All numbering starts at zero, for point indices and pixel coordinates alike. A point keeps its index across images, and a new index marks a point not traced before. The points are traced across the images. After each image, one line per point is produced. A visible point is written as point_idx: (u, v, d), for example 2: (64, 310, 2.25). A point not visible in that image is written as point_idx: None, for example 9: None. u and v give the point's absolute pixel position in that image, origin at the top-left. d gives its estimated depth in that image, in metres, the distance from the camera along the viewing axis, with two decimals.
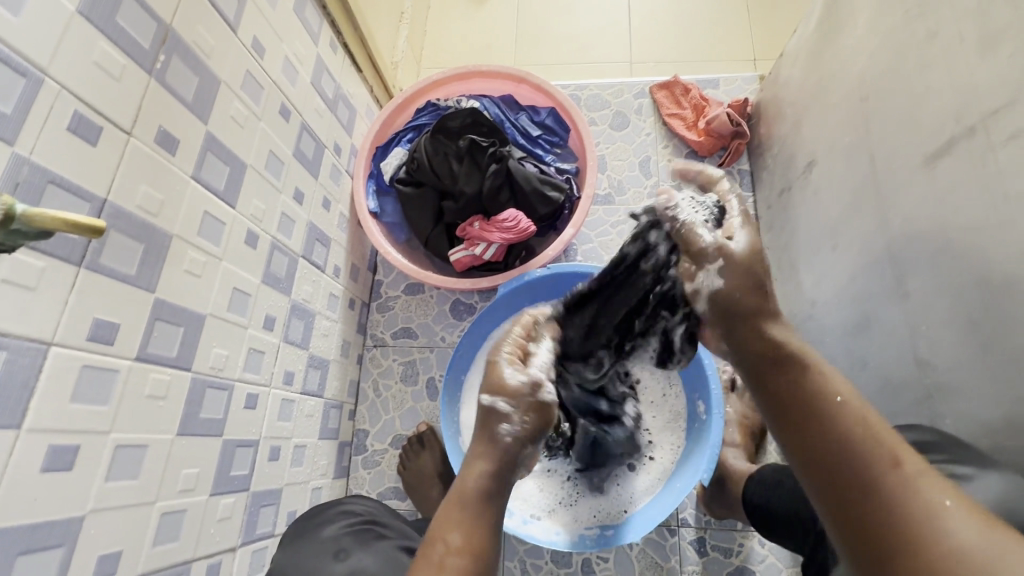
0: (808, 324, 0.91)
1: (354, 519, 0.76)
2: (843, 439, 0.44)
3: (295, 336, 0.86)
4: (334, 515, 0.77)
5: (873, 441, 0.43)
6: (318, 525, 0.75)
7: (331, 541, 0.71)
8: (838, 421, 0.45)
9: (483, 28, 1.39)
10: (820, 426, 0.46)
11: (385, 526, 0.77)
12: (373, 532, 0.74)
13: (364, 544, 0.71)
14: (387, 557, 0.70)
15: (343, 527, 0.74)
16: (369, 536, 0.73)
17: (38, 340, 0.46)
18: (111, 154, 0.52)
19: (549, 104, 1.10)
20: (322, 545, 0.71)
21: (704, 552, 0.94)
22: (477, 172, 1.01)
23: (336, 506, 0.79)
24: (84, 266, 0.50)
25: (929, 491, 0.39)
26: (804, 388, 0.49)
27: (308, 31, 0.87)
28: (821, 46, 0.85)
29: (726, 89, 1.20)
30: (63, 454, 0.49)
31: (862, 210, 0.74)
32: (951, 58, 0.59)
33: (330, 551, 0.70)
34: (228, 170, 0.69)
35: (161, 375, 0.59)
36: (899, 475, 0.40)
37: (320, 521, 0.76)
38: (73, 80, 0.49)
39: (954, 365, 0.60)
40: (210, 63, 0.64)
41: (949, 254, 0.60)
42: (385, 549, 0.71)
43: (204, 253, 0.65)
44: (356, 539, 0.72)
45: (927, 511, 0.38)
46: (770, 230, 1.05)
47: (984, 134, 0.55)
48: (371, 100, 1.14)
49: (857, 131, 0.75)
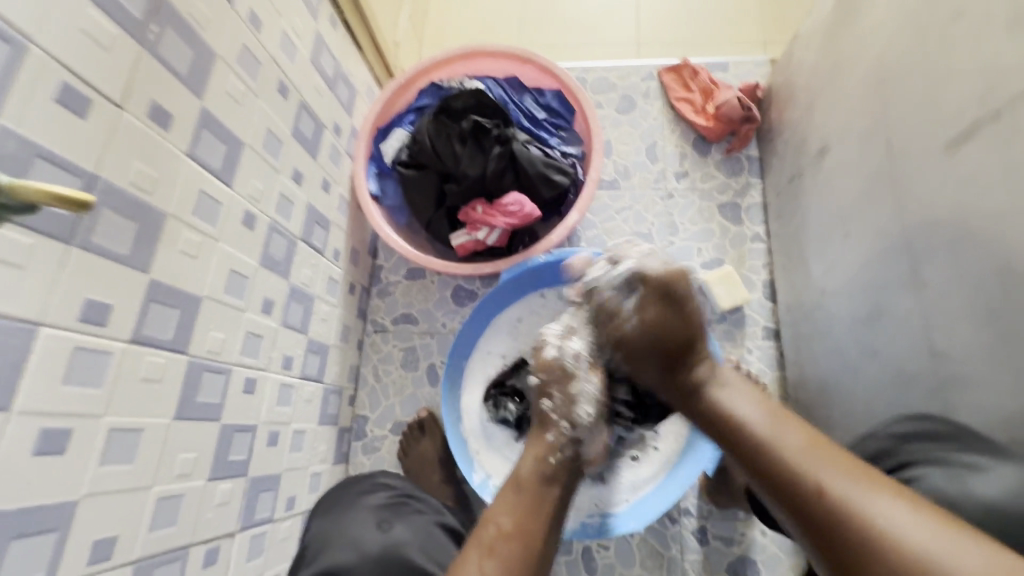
0: (815, 314, 0.90)
1: (391, 493, 0.76)
2: (797, 466, 0.48)
3: (294, 320, 0.85)
4: (369, 487, 0.76)
5: (816, 456, 0.48)
6: (355, 495, 0.75)
7: (374, 512, 0.72)
8: (786, 445, 0.50)
9: (486, 7, 1.36)
10: (777, 454, 0.50)
11: (422, 501, 0.76)
12: (409, 506, 0.74)
13: (401, 518, 0.72)
14: (424, 534, 0.71)
15: (384, 500, 0.74)
16: (406, 509, 0.73)
17: (28, 320, 0.45)
18: (102, 128, 0.50)
19: (555, 85, 1.07)
20: (362, 516, 0.71)
21: (705, 541, 0.94)
22: (481, 155, 0.99)
23: (373, 477, 0.79)
24: (75, 244, 0.48)
25: (870, 495, 0.42)
26: (751, 428, 0.54)
27: (307, 5, 0.84)
28: (837, 26, 0.82)
29: (736, 73, 1.17)
30: (56, 437, 0.48)
31: (876, 197, 0.72)
32: (979, 37, 0.57)
33: (371, 522, 0.71)
34: (224, 148, 0.67)
35: (156, 357, 0.58)
36: (854, 491, 0.43)
37: (356, 491, 0.76)
38: (61, 48, 0.46)
39: (970, 355, 0.59)
40: (205, 35, 0.62)
41: (969, 242, 0.58)
42: (422, 524, 0.72)
43: (199, 234, 0.63)
44: (394, 512, 0.72)
45: (885, 523, 0.40)
46: (778, 218, 1.03)
47: (1010, 117, 0.54)
48: (371, 80, 1.11)
49: (874, 114, 0.72)
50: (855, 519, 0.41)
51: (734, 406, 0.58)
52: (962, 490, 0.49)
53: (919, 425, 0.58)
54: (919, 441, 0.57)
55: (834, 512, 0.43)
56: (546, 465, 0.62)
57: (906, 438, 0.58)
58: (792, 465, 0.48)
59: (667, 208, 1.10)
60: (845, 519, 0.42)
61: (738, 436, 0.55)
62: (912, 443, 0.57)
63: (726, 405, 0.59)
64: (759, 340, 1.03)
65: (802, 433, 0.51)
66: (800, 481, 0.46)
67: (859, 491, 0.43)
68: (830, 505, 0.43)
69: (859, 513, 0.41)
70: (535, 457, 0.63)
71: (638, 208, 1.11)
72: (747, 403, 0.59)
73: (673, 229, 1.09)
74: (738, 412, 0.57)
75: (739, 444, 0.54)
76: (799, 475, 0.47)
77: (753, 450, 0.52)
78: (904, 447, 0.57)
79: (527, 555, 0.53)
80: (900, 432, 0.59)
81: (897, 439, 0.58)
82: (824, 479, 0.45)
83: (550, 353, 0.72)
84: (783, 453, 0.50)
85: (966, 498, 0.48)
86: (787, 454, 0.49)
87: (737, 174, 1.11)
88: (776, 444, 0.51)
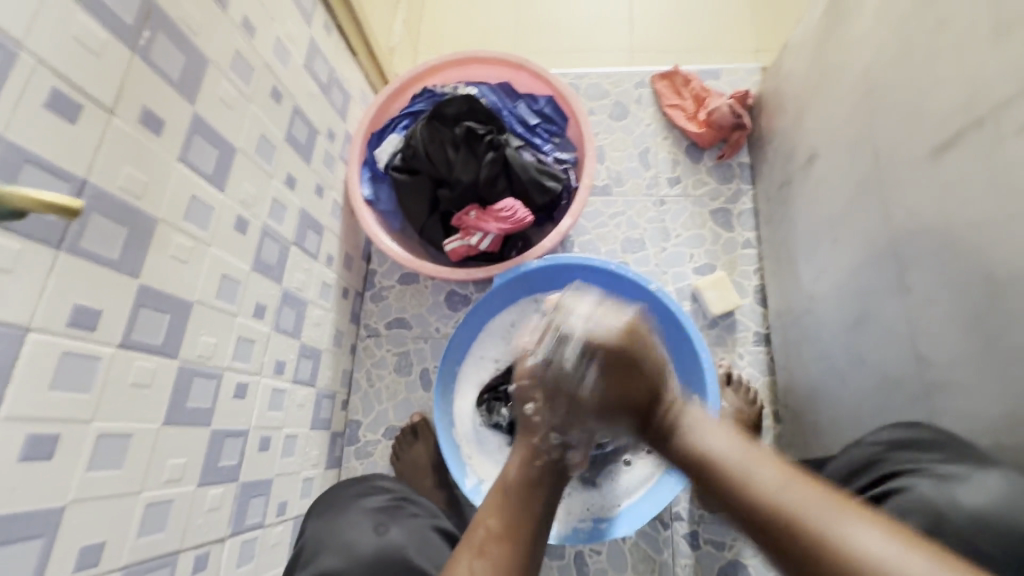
0: (805, 319, 0.90)
1: (388, 495, 0.76)
2: (767, 490, 0.43)
3: (286, 324, 0.85)
4: (366, 489, 0.76)
5: (792, 485, 0.42)
6: (350, 499, 0.75)
7: (370, 514, 0.72)
8: (757, 475, 0.45)
9: (481, 14, 1.37)
10: (741, 485, 0.45)
11: (418, 504, 0.76)
12: (404, 509, 0.74)
13: (399, 520, 0.72)
14: (420, 537, 0.70)
15: (380, 502, 0.74)
16: (403, 513, 0.73)
17: (16, 325, 0.45)
18: (92, 133, 0.50)
19: (548, 92, 1.08)
20: (357, 519, 0.71)
21: (697, 545, 0.94)
22: (474, 160, 0.99)
23: (369, 480, 0.79)
24: (64, 249, 0.48)
25: (849, 520, 0.38)
26: (714, 454, 0.50)
27: (301, 12, 0.84)
28: (825, 36, 0.83)
29: (727, 80, 1.18)
30: (43, 443, 0.48)
31: (863, 204, 0.73)
32: (962, 49, 0.58)
33: (368, 524, 0.70)
34: (216, 153, 0.67)
35: (145, 362, 0.58)
36: (817, 511, 0.39)
37: (352, 494, 0.76)
38: (51, 54, 0.46)
39: (955, 361, 0.60)
40: (197, 41, 0.62)
41: (954, 249, 0.59)
42: (419, 527, 0.72)
43: (190, 239, 0.63)
44: (390, 515, 0.72)
45: (853, 545, 0.36)
46: (769, 224, 1.04)
47: (992, 126, 0.54)
48: (366, 85, 1.12)
49: (861, 123, 0.73)
50: (836, 550, 0.37)
51: (694, 427, 0.54)
52: (951, 497, 0.49)
53: (912, 431, 0.58)
54: (905, 448, 0.57)
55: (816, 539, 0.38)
56: (534, 467, 0.57)
57: (899, 446, 0.58)
58: (764, 497, 0.43)
59: (659, 213, 1.11)
60: (824, 549, 0.37)
61: (710, 470, 0.49)
62: (908, 451, 0.57)
63: (687, 432, 0.54)
64: (751, 346, 1.04)
65: (762, 459, 0.47)
66: (770, 511, 0.41)
67: (831, 517, 0.39)
68: (809, 536, 0.38)
69: (840, 541, 0.37)
70: (521, 460, 0.57)
71: (631, 214, 1.12)
72: (709, 429, 0.54)
73: (666, 234, 1.10)
74: (703, 444, 0.52)
75: (703, 470, 0.50)
76: (773, 504, 0.42)
77: (713, 475, 0.48)
78: (894, 454, 0.57)
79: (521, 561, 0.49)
80: (895, 439, 0.59)
81: (884, 445, 0.59)
82: (802, 500, 0.41)
83: (534, 360, 0.64)
84: (753, 475, 0.45)
85: (953, 505, 0.48)
86: (758, 476, 0.45)
87: (729, 180, 1.12)
88: (740, 468, 0.46)
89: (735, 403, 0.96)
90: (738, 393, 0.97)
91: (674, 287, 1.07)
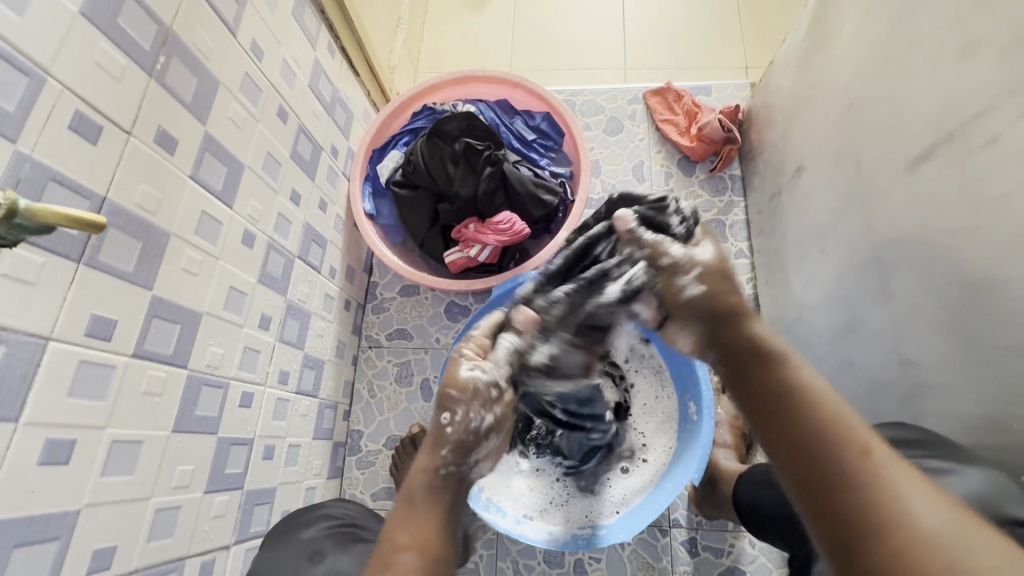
0: (796, 326, 0.93)
1: (331, 523, 0.76)
2: (816, 425, 0.43)
3: (290, 335, 0.87)
4: (311, 519, 0.76)
5: (842, 434, 0.42)
6: (298, 525, 0.75)
7: (307, 543, 0.71)
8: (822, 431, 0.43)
9: (479, 34, 1.41)
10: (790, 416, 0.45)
11: (364, 530, 0.77)
12: (351, 534, 0.74)
13: (343, 545, 0.71)
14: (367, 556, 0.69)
15: (322, 529, 0.74)
16: (348, 537, 0.73)
17: (37, 335, 0.47)
18: (112, 153, 0.53)
19: (544, 108, 1.11)
20: (299, 547, 0.71)
21: (695, 552, 0.95)
22: (473, 175, 1.02)
23: (317, 509, 0.79)
24: (83, 263, 0.51)
25: (902, 479, 0.38)
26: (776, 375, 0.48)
27: (306, 35, 0.88)
28: (809, 54, 0.87)
29: (718, 96, 1.22)
30: (61, 448, 0.50)
31: (849, 215, 0.76)
32: (933, 67, 0.61)
33: (305, 554, 0.70)
34: (226, 170, 0.70)
35: (157, 371, 0.60)
36: (881, 459, 0.40)
37: (300, 522, 0.76)
38: (74, 80, 0.49)
39: (938, 363, 0.62)
40: (209, 65, 0.66)
41: (932, 256, 0.61)
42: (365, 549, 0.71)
43: (201, 252, 0.66)
44: (335, 542, 0.72)
45: (903, 499, 0.37)
46: (760, 234, 1.07)
47: (962, 140, 0.57)
48: (368, 104, 1.15)
49: (844, 136, 0.76)
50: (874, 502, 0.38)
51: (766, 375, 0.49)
52: None
53: (902, 431, 0.61)
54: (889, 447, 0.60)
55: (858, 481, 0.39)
56: (437, 476, 0.55)
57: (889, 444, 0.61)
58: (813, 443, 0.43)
59: None
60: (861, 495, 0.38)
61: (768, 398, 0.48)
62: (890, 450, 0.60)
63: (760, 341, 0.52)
64: None
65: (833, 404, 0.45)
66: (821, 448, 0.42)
67: (890, 471, 0.39)
68: (851, 481, 0.39)
69: (878, 496, 0.38)
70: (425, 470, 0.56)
71: None
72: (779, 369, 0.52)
73: None
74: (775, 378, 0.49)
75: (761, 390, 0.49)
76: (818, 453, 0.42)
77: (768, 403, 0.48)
78: None
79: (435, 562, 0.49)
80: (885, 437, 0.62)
81: None
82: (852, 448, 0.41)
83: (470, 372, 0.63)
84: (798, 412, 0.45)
85: None
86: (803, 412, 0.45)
87: (720, 192, 1.15)
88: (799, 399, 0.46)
89: (730, 410, 0.98)
90: (733, 400, 0.99)
91: None
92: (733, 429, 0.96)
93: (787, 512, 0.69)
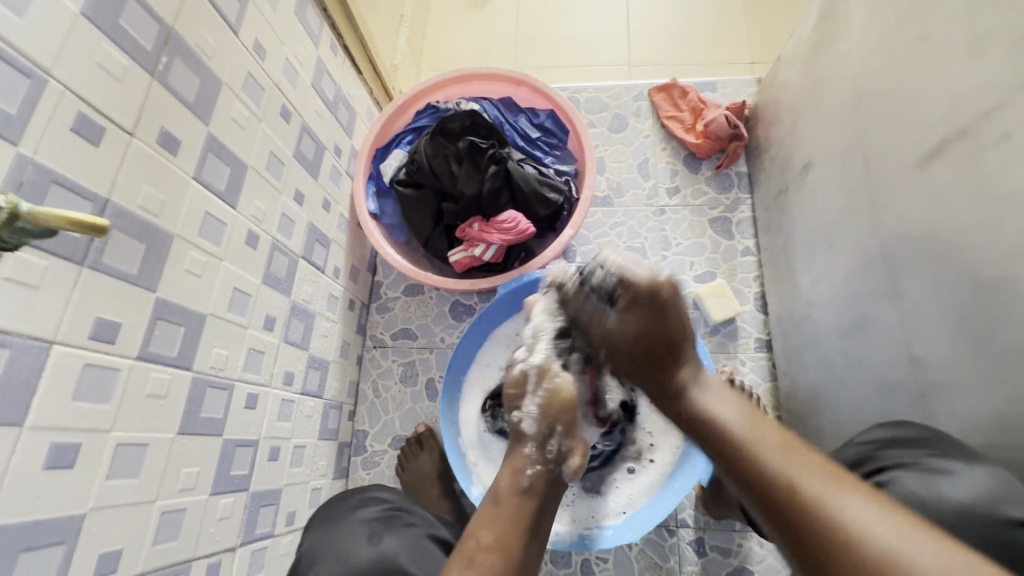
0: (804, 325, 0.92)
1: (384, 506, 0.75)
2: (772, 450, 0.49)
3: (295, 336, 0.87)
4: (362, 502, 0.76)
5: (792, 458, 0.47)
6: (346, 510, 0.74)
7: (363, 525, 0.70)
8: (758, 440, 0.51)
9: (482, 31, 1.40)
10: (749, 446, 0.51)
11: (412, 514, 0.75)
12: (401, 519, 0.73)
13: (393, 529, 0.71)
14: (415, 544, 0.69)
15: (376, 513, 0.73)
16: (399, 523, 0.72)
17: (41, 338, 0.47)
18: (114, 155, 0.53)
19: (548, 106, 1.11)
20: (353, 527, 0.70)
21: (703, 552, 0.94)
22: (477, 173, 1.02)
23: (365, 492, 0.79)
24: (87, 266, 0.51)
25: (844, 497, 0.42)
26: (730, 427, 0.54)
27: (309, 33, 0.87)
28: (817, 48, 0.86)
29: (724, 92, 1.20)
30: (66, 452, 0.49)
31: (857, 212, 0.75)
32: (944, 61, 0.59)
33: (363, 535, 0.69)
34: (229, 170, 0.69)
35: (161, 374, 0.60)
36: (818, 482, 0.44)
37: (349, 506, 0.75)
38: (77, 81, 0.49)
39: (948, 363, 0.61)
40: (211, 65, 0.65)
41: (943, 254, 0.60)
42: (414, 536, 0.71)
43: (205, 254, 0.65)
44: (386, 526, 0.71)
45: (843, 512, 0.41)
46: (767, 231, 1.06)
47: (975, 135, 0.56)
48: (371, 103, 1.15)
49: (853, 131, 0.75)
50: (823, 514, 0.42)
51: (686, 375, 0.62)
52: (937, 494, 0.52)
53: (899, 430, 0.60)
54: (895, 446, 0.59)
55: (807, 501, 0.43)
56: (523, 477, 0.61)
57: (885, 444, 0.60)
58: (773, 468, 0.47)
59: (660, 223, 1.13)
60: (810, 511, 0.43)
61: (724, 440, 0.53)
62: (895, 450, 0.58)
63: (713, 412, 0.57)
64: (753, 351, 1.05)
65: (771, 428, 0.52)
66: (769, 471, 0.47)
67: (828, 490, 0.43)
68: (799, 499, 0.44)
69: (822, 506, 0.42)
70: (510, 471, 0.62)
71: (631, 224, 1.14)
72: (725, 404, 0.57)
73: (666, 243, 1.12)
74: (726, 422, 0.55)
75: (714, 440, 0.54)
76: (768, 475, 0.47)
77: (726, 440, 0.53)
78: (881, 453, 0.59)
79: (514, 561, 0.52)
80: (881, 437, 0.61)
81: (875, 443, 0.61)
82: (803, 472, 0.46)
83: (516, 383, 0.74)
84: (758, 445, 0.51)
85: (939, 500, 0.51)
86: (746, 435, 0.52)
87: (727, 189, 1.14)
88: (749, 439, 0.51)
89: None
90: (740, 399, 0.98)
91: (676, 295, 1.09)
92: None
93: None
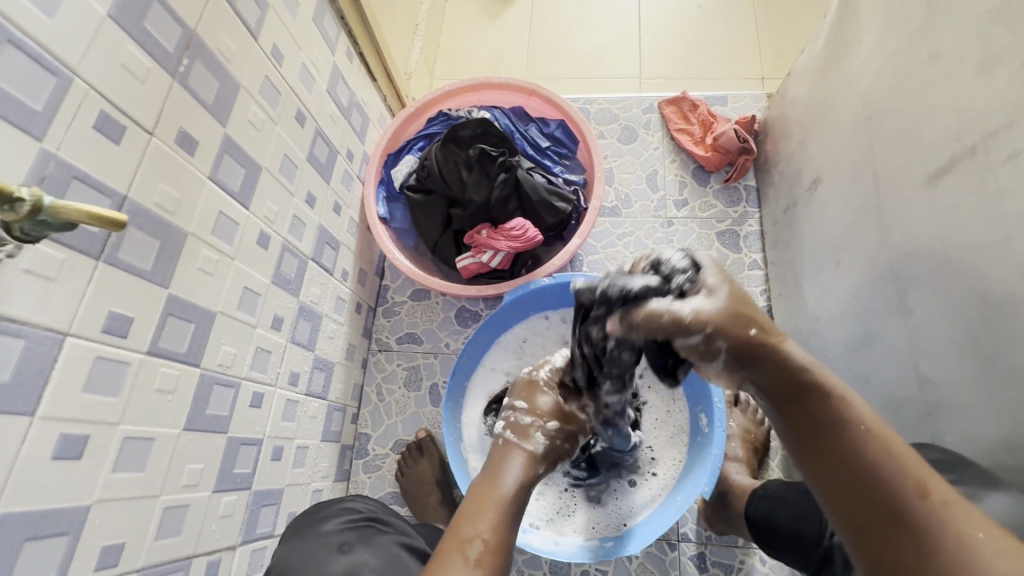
0: (810, 340, 0.91)
1: (357, 516, 0.74)
2: (868, 452, 0.44)
3: (301, 337, 0.87)
4: (334, 512, 0.75)
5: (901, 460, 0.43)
6: (316, 521, 0.73)
7: (335, 535, 0.70)
8: (862, 437, 0.45)
9: (495, 42, 1.42)
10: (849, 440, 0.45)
11: (387, 524, 0.75)
12: (374, 528, 0.73)
13: (367, 539, 0.70)
14: (389, 554, 0.69)
15: (343, 523, 0.72)
16: (372, 532, 0.72)
17: (55, 330, 0.48)
18: (133, 152, 0.54)
19: (558, 116, 1.12)
20: (326, 538, 0.70)
21: (704, 568, 0.93)
22: (486, 180, 1.03)
23: (340, 502, 0.77)
24: (103, 260, 0.51)
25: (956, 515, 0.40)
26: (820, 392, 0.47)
27: (326, 40, 0.89)
28: (828, 64, 0.86)
29: (733, 106, 1.21)
30: (74, 443, 0.50)
31: (865, 226, 0.75)
32: (954, 79, 0.60)
33: (333, 545, 0.68)
34: (244, 171, 0.71)
35: (170, 369, 0.60)
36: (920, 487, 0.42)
37: (319, 517, 0.74)
38: (101, 81, 0.50)
39: (958, 382, 0.61)
40: (230, 68, 0.66)
41: (950, 270, 0.61)
42: (387, 546, 0.70)
43: (217, 252, 0.66)
44: (360, 536, 0.70)
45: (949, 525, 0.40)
46: (775, 245, 1.05)
47: (985, 152, 0.56)
48: (384, 109, 1.16)
49: (862, 147, 0.76)
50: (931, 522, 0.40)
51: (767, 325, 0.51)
52: None
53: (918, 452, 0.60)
54: None
55: (922, 510, 0.41)
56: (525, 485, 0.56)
57: None
58: (880, 467, 0.43)
59: (667, 234, 1.13)
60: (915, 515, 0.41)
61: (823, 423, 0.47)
62: None
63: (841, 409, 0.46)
64: None
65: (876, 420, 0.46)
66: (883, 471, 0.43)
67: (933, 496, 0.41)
68: (913, 508, 0.41)
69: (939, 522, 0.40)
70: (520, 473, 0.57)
71: (639, 234, 1.14)
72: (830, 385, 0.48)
73: None
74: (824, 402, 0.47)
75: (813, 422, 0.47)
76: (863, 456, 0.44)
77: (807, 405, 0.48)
78: None
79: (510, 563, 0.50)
80: None
81: None
82: (899, 468, 0.43)
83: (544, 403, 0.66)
84: (847, 424, 0.46)
85: None
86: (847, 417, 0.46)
87: (735, 203, 1.14)
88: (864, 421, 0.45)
89: (741, 423, 0.98)
90: (744, 414, 0.99)
91: None
92: (744, 443, 0.96)
93: (801, 530, 0.68)
